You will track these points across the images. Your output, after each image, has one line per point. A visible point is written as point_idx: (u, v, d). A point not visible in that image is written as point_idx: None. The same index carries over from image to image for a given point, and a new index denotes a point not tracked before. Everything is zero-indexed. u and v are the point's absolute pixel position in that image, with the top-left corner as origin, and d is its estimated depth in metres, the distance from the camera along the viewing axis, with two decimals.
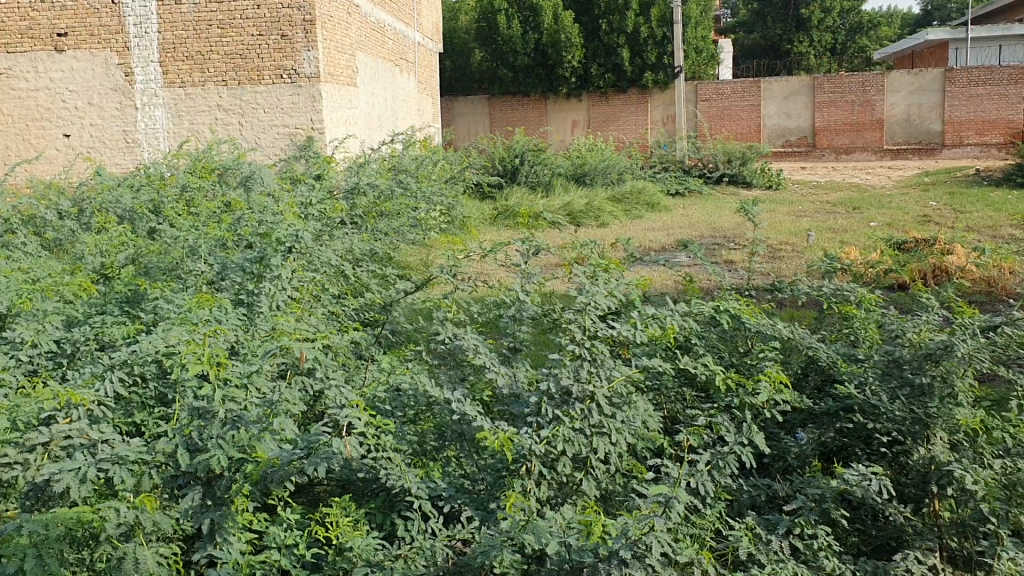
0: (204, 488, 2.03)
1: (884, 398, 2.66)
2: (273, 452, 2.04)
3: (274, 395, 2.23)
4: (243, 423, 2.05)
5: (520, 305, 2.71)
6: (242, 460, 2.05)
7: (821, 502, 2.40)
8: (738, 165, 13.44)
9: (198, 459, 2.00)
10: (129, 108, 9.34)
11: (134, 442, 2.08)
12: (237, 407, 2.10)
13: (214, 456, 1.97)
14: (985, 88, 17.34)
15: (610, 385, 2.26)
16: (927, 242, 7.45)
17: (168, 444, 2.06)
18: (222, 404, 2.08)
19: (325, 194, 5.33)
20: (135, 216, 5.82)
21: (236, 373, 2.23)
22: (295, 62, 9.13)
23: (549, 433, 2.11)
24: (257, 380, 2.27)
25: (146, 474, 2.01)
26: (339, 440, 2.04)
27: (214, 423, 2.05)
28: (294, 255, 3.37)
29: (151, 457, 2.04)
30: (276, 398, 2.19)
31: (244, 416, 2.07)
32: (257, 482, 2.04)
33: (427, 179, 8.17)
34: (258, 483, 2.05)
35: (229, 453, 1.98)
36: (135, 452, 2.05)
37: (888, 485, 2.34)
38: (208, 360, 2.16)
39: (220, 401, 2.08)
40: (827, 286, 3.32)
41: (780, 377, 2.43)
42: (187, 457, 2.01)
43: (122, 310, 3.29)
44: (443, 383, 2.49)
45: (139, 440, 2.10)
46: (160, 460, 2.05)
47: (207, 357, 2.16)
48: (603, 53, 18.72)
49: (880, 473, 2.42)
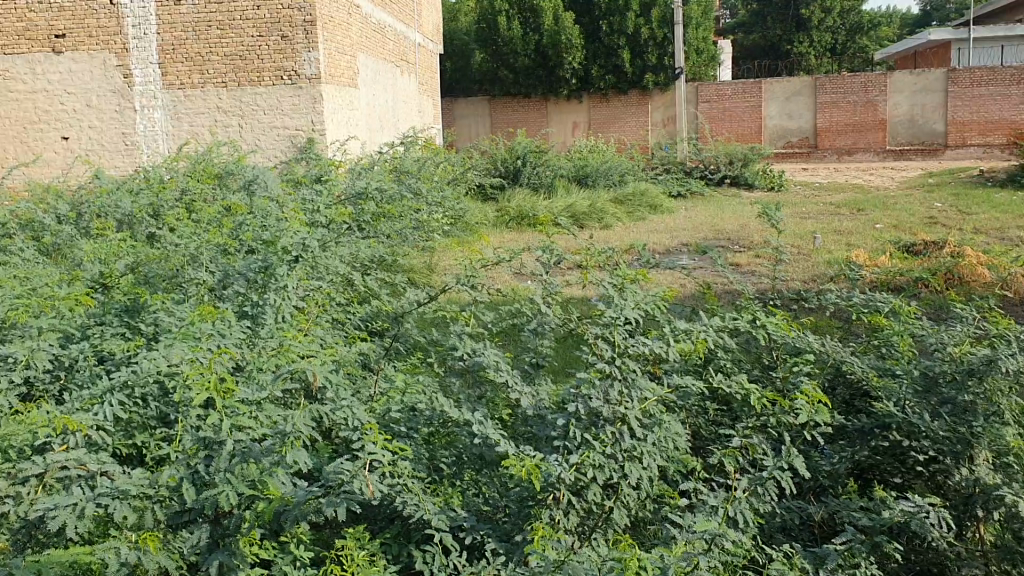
0: (211, 525, 1.92)
1: (925, 416, 2.53)
2: (286, 488, 1.90)
3: (283, 419, 2.10)
4: (251, 454, 1.94)
5: (542, 318, 2.57)
6: (253, 496, 1.93)
7: (870, 533, 2.25)
8: (741, 167, 13.33)
9: (205, 495, 1.87)
10: (128, 110, 9.20)
11: (135, 473, 1.96)
12: (246, 435, 1.97)
13: (222, 493, 1.84)
14: (988, 88, 17.20)
15: (643, 407, 2.13)
16: (935, 244, 7.35)
17: (171, 477, 1.94)
18: (230, 433, 1.95)
19: (328, 196, 5.20)
20: (134, 222, 5.70)
21: (243, 396, 2.11)
22: (296, 63, 9.00)
23: (578, 459, 1.98)
24: (267, 406, 2.15)
25: (148, 510, 1.89)
26: (360, 477, 1.88)
27: (222, 454, 1.93)
28: (300, 266, 3.18)
29: (154, 491, 1.92)
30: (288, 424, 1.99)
31: (254, 446, 1.94)
32: (269, 521, 1.90)
33: (430, 182, 8.05)
34: (272, 523, 1.91)
35: (239, 489, 1.86)
36: (137, 485, 1.93)
37: (942, 515, 2.21)
38: (214, 384, 2.02)
39: (228, 428, 1.95)
40: (857, 296, 3.18)
41: (820, 394, 2.30)
42: (193, 491, 1.89)
43: (122, 320, 3.17)
44: (461, 400, 2.35)
45: (140, 472, 1.99)
46: (163, 495, 1.93)
47: (213, 380, 2.03)
48: (604, 54, 18.59)
49: (937, 502, 2.28)
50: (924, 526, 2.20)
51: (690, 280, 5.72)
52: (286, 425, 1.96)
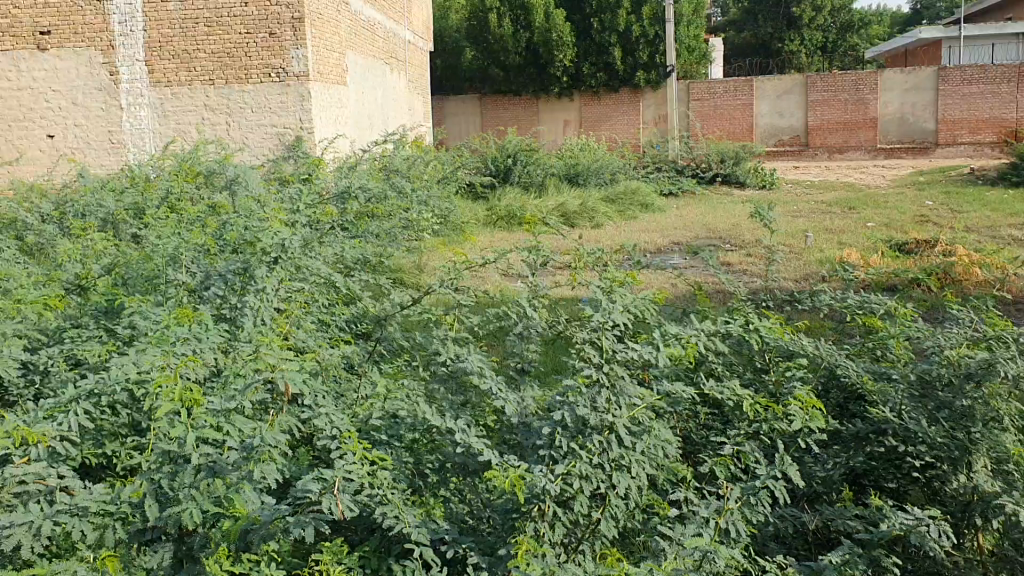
0: (174, 544, 1.88)
1: (923, 421, 2.46)
2: (254, 506, 1.82)
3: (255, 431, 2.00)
4: (219, 468, 1.88)
5: (528, 321, 2.46)
6: (218, 513, 1.85)
7: (868, 548, 2.15)
8: (732, 165, 13.28)
9: (168, 513, 1.82)
10: (114, 108, 9.08)
11: (96, 488, 1.91)
12: (212, 450, 1.91)
13: (186, 510, 1.78)
14: (978, 86, 17.13)
15: (632, 414, 2.05)
16: (928, 243, 7.29)
17: (133, 493, 1.88)
18: (194, 447, 1.89)
19: (316, 194, 5.11)
20: (117, 224, 5.61)
21: (212, 408, 2.02)
22: (284, 61, 8.91)
23: (564, 470, 1.91)
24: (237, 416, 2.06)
25: (110, 528, 1.84)
26: (328, 497, 1.85)
27: (186, 470, 1.87)
28: (279, 267, 3.06)
29: (116, 508, 1.87)
30: (257, 437, 1.92)
31: (221, 461, 1.89)
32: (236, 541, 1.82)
33: (419, 182, 7.97)
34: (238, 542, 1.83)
35: (202, 507, 1.80)
36: (98, 502, 1.87)
37: (944, 530, 2.07)
38: (180, 395, 1.94)
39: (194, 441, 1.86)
40: (852, 297, 3.09)
41: (814, 400, 2.22)
42: (155, 508, 1.83)
43: (98, 324, 3.11)
44: (444, 407, 2.27)
45: (102, 487, 1.93)
46: (126, 511, 1.88)
47: (181, 390, 1.94)
48: (595, 52, 18.50)
49: (939, 515, 2.15)
50: (923, 540, 2.06)
51: (681, 281, 5.65)
52: (255, 440, 1.90)
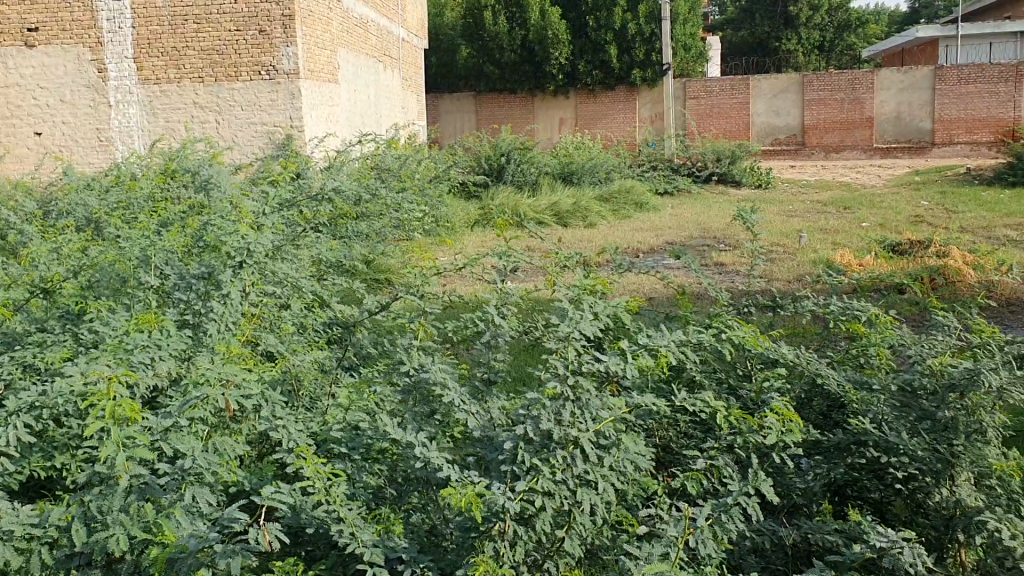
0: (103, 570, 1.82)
1: (903, 433, 2.38)
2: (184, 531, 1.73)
3: (197, 450, 1.92)
4: (151, 490, 1.82)
5: (496, 329, 2.37)
6: (148, 539, 1.77)
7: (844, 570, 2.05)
8: (728, 164, 13.19)
9: (95, 540, 1.76)
10: (102, 105, 9.00)
11: (23, 510, 1.87)
12: (145, 472, 1.84)
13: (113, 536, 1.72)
14: (976, 86, 17.04)
15: (597, 428, 1.97)
16: (922, 244, 7.23)
17: (63, 516, 1.83)
18: (126, 469, 1.82)
19: (300, 193, 5.02)
20: (97, 223, 5.52)
21: (150, 427, 1.95)
22: (274, 58, 8.83)
23: (525, 487, 1.83)
24: (178, 435, 1.98)
25: (35, 553, 1.80)
26: (257, 527, 1.67)
27: (117, 492, 1.81)
28: (247, 271, 2.97)
29: (42, 532, 1.81)
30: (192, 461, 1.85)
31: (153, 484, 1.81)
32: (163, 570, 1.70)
33: (411, 181, 7.89)
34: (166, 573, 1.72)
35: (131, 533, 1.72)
36: (24, 525, 1.84)
37: (919, 551, 1.96)
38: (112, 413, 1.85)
39: (126, 461, 1.80)
40: (834, 303, 2.98)
41: (790, 412, 2.13)
42: (83, 534, 1.78)
43: (64, 329, 3.03)
44: (406, 419, 2.18)
45: (31, 508, 1.88)
46: (53, 535, 1.82)
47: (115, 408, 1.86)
48: (590, 50, 18.43)
49: (912, 535, 2.03)
50: (897, 563, 1.95)
51: (671, 284, 5.57)
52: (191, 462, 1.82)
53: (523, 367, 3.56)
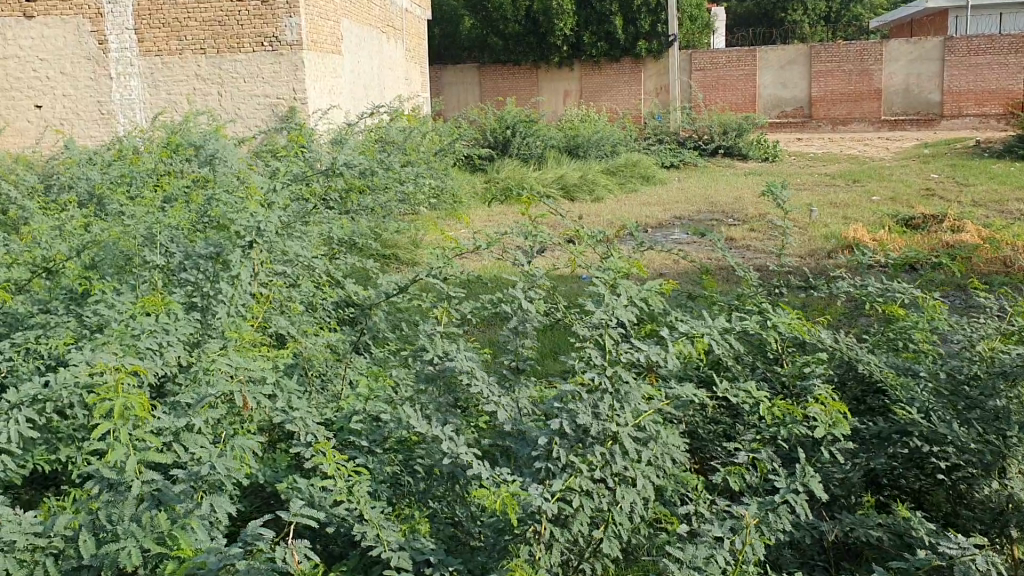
0: None
1: (953, 423, 2.26)
2: (200, 542, 1.61)
3: (209, 450, 1.80)
4: (164, 497, 1.71)
5: (524, 314, 2.24)
6: (162, 552, 1.66)
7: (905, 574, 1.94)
8: (735, 137, 12.98)
9: (104, 552, 1.64)
10: (103, 77, 8.84)
11: (26, 516, 1.76)
12: (157, 476, 1.72)
13: (125, 547, 1.61)
14: (985, 57, 16.83)
15: (636, 421, 1.86)
16: (935, 218, 7.10)
17: (70, 524, 1.72)
18: (136, 475, 1.70)
19: (306, 167, 4.88)
20: (98, 197, 5.40)
21: (160, 426, 1.83)
22: (276, 29, 8.66)
23: (562, 487, 1.72)
24: (189, 435, 1.86)
25: (40, 564, 1.69)
26: (282, 544, 1.55)
27: (128, 499, 1.70)
28: (259, 252, 2.83)
29: (46, 541, 1.70)
30: (207, 465, 1.73)
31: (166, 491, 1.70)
32: None
33: (416, 155, 7.76)
34: None
35: (144, 546, 1.61)
36: (27, 533, 1.72)
37: (992, 559, 1.86)
38: (120, 413, 1.73)
39: (137, 466, 1.69)
40: (872, 284, 2.86)
41: (839, 403, 2.02)
42: (92, 545, 1.66)
43: (68, 312, 2.92)
44: (430, 410, 2.06)
45: (35, 514, 1.77)
46: (59, 545, 1.71)
47: (123, 407, 1.74)
48: (596, 20, 18.11)
49: (980, 540, 1.92)
50: (969, 573, 1.84)
51: (684, 261, 5.44)
52: (205, 467, 1.71)
53: (543, 357, 3.44)
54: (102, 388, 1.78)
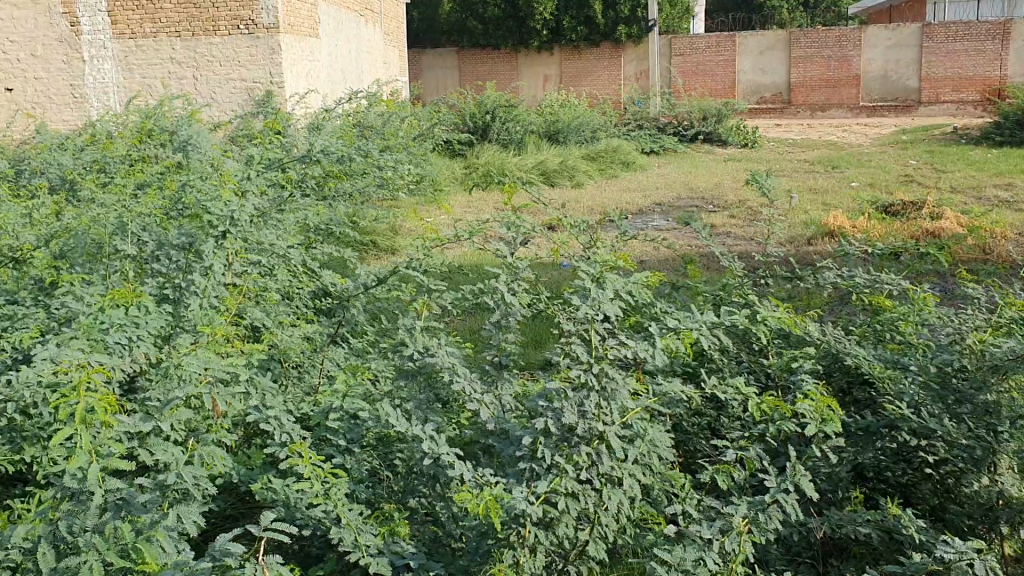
0: None
1: (943, 418, 2.22)
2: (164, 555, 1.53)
3: (175, 457, 1.72)
4: (128, 507, 1.63)
5: (507, 309, 2.17)
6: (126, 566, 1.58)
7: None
8: (714, 123, 12.94)
9: (65, 565, 1.56)
10: (76, 60, 8.64)
11: None
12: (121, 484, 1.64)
13: (86, 561, 1.53)
14: (963, 43, 16.81)
15: (623, 420, 1.81)
16: (915, 204, 7.09)
17: (28, 534, 1.63)
18: (98, 483, 1.61)
19: (283, 153, 4.80)
20: (69, 183, 5.29)
21: (125, 428, 1.75)
22: (253, 12, 8.52)
23: (547, 489, 1.66)
24: (156, 439, 1.78)
25: None
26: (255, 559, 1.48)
27: (90, 509, 1.61)
28: (233, 241, 2.74)
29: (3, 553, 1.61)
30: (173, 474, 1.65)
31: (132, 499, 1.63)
32: None
33: (395, 140, 7.68)
34: None
35: (106, 559, 1.53)
36: None
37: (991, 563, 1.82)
38: (81, 417, 1.65)
39: (100, 474, 1.61)
40: (859, 276, 2.82)
41: (830, 400, 1.98)
42: (50, 558, 1.57)
43: (36, 303, 2.84)
44: (409, 406, 1.99)
45: None
46: (18, 559, 1.62)
47: (85, 411, 1.65)
48: (575, 5, 18.02)
49: (976, 543, 1.88)
50: None
51: (665, 250, 5.41)
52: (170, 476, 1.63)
53: (526, 347, 3.42)
54: (64, 389, 1.71)
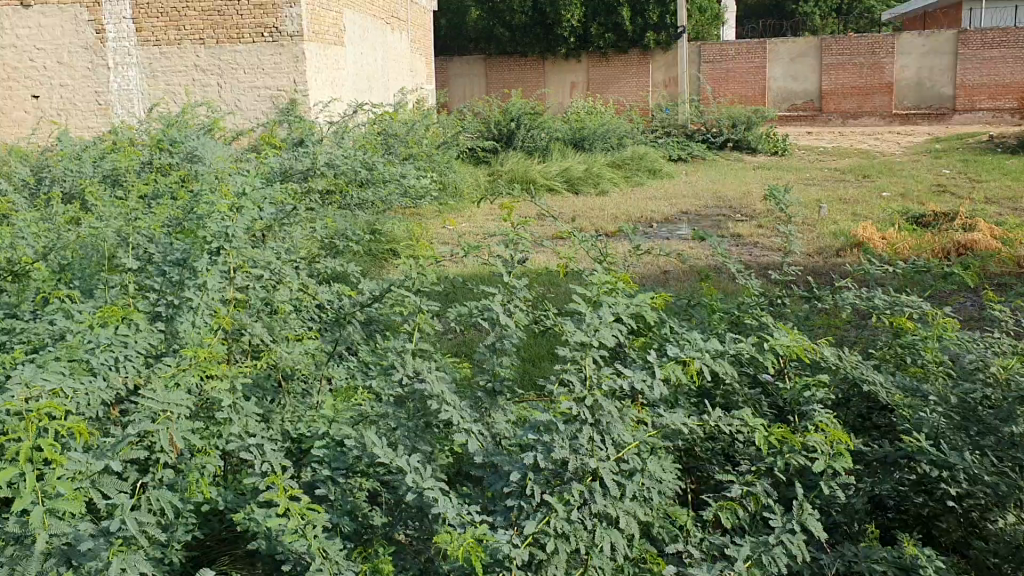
0: None
1: (965, 452, 2.09)
2: None
3: (124, 504, 1.71)
4: (72, 556, 1.62)
5: (502, 332, 2.08)
6: None
7: None
8: (743, 130, 12.76)
9: None
10: (101, 67, 8.72)
11: None
12: (67, 527, 1.61)
13: None
14: (1000, 50, 16.55)
15: (619, 455, 1.71)
16: (947, 215, 6.90)
17: None
18: (44, 527, 1.58)
19: (297, 162, 4.73)
20: (86, 192, 5.27)
21: (82, 469, 1.71)
22: (277, 20, 8.50)
23: (534, 531, 1.58)
24: (108, 481, 1.75)
25: None
26: None
27: (33, 555, 1.61)
28: (231, 259, 2.65)
29: None
30: (120, 523, 1.63)
31: (79, 547, 1.62)
32: None
33: (418, 149, 7.64)
34: None
35: None
36: None
37: None
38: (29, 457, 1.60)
39: (44, 517, 1.58)
40: (880, 297, 2.69)
41: (841, 434, 1.87)
42: None
43: (32, 316, 2.75)
44: (397, 436, 1.90)
45: None
46: None
47: (36, 451, 1.61)
48: (604, 11, 17.92)
49: None
50: None
51: (676, 264, 5.31)
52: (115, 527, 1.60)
53: (530, 362, 3.39)
54: (18, 423, 1.68)
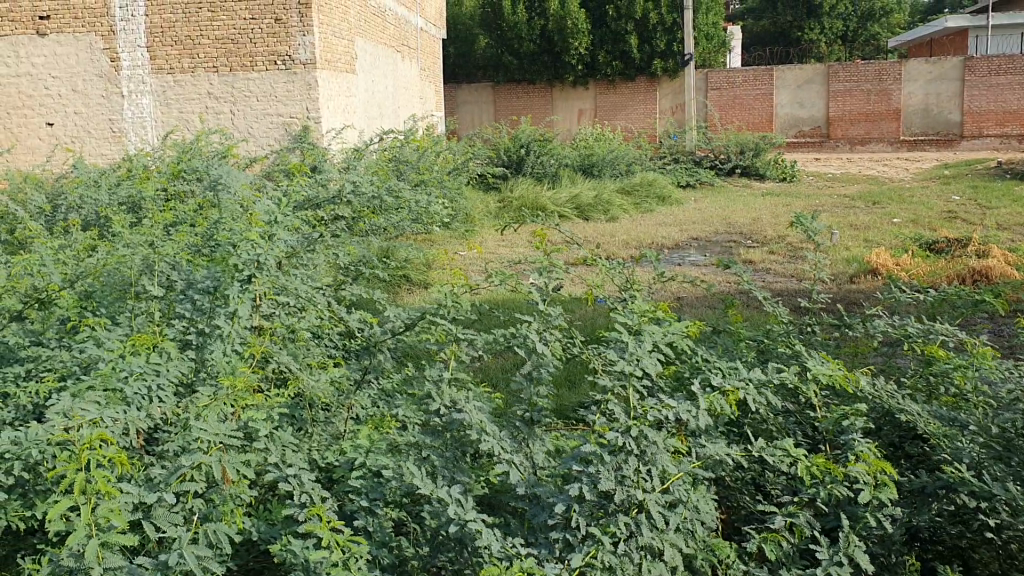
0: None
1: (1008, 482, 2.06)
2: None
3: (171, 534, 1.70)
4: None
5: (539, 360, 2.05)
6: None
7: None
8: (752, 156, 12.75)
9: None
10: (115, 95, 8.80)
11: None
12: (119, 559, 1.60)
13: None
14: (1007, 78, 16.65)
15: (664, 486, 1.70)
16: (960, 241, 6.87)
17: None
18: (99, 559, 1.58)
19: (316, 190, 4.72)
20: (104, 220, 5.27)
21: (128, 502, 1.71)
22: (290, 48, 8.57)
23: (582, 563, 1.57)
24: (157, 513, 1.75)
25: None
26: None
27: None
28: (260, 286, 2.65)
29: None
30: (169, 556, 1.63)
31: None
32: None
33: (429, 175, 7.66)
34: None
35: None
36: None
37: None
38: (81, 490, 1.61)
39: (99, 550, 1.59)
40: (913, 324, 2.65)
41: (885, 464, 1.86)
42: None
43: (58, 343, 2.72)
44: (436, 467, 1.89)
45: None
46: None
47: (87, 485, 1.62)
48: (611, 39, 18.05)
49: None
50: None
51: (690, 292, 5.27)
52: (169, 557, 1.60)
53: (561, 389, 3.39)
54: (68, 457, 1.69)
